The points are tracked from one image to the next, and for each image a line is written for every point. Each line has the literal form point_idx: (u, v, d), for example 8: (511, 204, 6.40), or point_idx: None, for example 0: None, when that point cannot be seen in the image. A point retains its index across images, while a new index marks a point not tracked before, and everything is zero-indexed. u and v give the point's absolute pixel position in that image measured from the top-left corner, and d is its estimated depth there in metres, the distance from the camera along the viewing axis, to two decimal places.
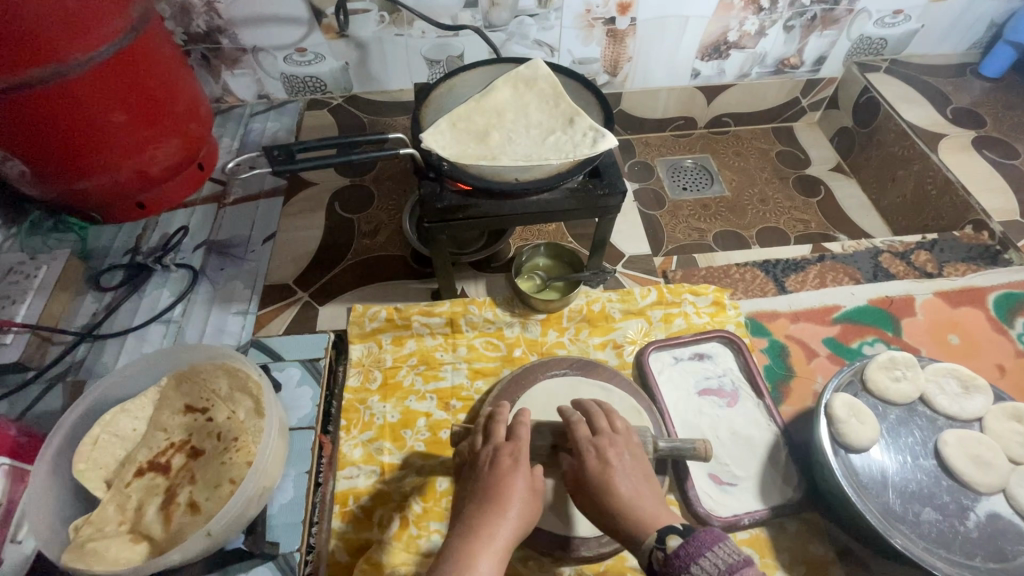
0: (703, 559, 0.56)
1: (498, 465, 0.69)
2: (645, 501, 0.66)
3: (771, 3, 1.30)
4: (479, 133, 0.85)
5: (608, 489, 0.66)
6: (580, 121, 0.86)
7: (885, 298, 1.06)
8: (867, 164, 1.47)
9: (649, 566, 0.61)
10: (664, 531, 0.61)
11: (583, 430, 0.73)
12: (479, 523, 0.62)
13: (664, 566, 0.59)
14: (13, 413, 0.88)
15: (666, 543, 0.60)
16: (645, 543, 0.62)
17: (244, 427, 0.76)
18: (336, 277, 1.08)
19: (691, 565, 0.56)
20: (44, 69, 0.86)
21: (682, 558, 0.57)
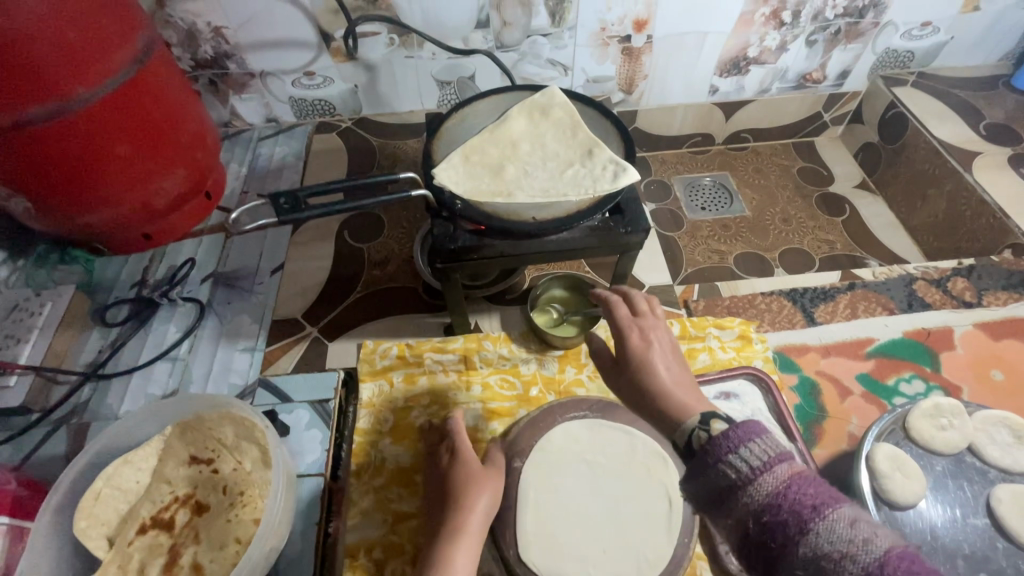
0: (746, 448, 0.47)
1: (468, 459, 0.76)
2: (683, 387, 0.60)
3: (793, 17, 1.25)
4: (494, 167, 0.82)
5: (647, 368, 0.61)
6: (602, 154, 0.82)
7: (922, 330, 1.01)
8: (894, 182, 1.41)
9: (687, 449, 0.53)
10: (706, 416, 0.54)
11: (623, 309, 0.69)
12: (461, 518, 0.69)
13: (705, 448, 0.50)
14: (15, 458, 0.86)
15: (711, 426, 0.52)
16: (685, 426, 0.54)
17: (251, 479, 0.74)
18: (346, 311, 1.05)
19: (731, 451, 0.48)
20: (45, 107, 0.83)
21: (723, 440, 0.49)
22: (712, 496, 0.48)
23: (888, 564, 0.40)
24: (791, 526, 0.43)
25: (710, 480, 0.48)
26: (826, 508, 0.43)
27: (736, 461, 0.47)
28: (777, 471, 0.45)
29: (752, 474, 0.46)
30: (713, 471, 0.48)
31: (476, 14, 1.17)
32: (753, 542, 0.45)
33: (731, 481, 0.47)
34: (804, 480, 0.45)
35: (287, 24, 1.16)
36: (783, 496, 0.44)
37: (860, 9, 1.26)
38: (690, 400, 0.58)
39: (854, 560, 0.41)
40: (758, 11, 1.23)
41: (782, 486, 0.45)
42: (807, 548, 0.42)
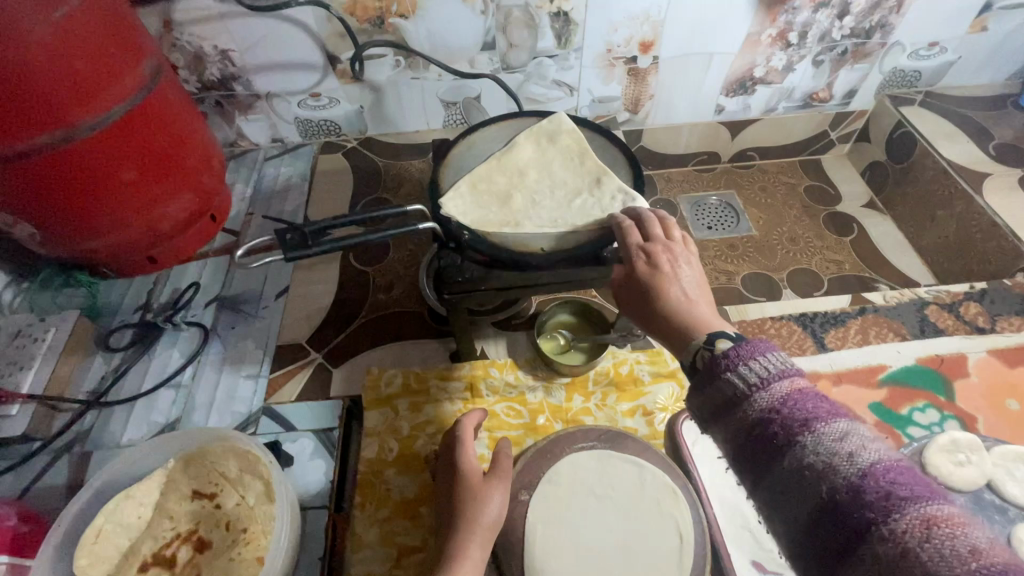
0: (748, 364, 0.47)
1: (469, 473, 0.76)
2: (697, 306, 0.60)
3: (800, 39, 1.25)
4: (501, 196, 0.81)
5: (658, 288, 0.62)
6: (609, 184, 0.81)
7: (935, 357, 0.99)
8: (903, 201, 1.40)
9: (693, 367, 0.53)
10: (714, 335, 0.53)
11: (635, 237, 0.70)
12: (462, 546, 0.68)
13: (708, 364, 0.50)
14: (15, 489, 0.85)
15: (716, 344, 0.52)
16: (692, 344, 0.55)
17: (254, 515, 0.73)
18: (351, 337, 1.04)
19: (733, 367, 0.48)
20: (52, 135, 0.83)
21: (725, 357, 0.49)
22: (711, 409, 0.49)
23: (874, 475, 0.40)
24: (781, 437, 0.43)
25: (710, 394, 0.49)
26: (820, 421, 0.43)
27: (737, 375, 0.47)
28: (775, 387, 0.45)
29: (750, 387, 0.46)
30: (715, 385, 0.49)
31: (483, 36, 1.17)
32: (745, 452, 0.46)
33: (729, 395, 0.47)
34: (802, 394, 0.45)
35: (294, 47, 1.16)
36: (778, 410, 0.44)
37: (867, 30, 1.25)
38: (703, 317, 0.58)
39: (837, 471, 0.41)
40: (765, 32, 1.23)
41: (777, 401, 0.44)
42: (794, 458, 0.43)
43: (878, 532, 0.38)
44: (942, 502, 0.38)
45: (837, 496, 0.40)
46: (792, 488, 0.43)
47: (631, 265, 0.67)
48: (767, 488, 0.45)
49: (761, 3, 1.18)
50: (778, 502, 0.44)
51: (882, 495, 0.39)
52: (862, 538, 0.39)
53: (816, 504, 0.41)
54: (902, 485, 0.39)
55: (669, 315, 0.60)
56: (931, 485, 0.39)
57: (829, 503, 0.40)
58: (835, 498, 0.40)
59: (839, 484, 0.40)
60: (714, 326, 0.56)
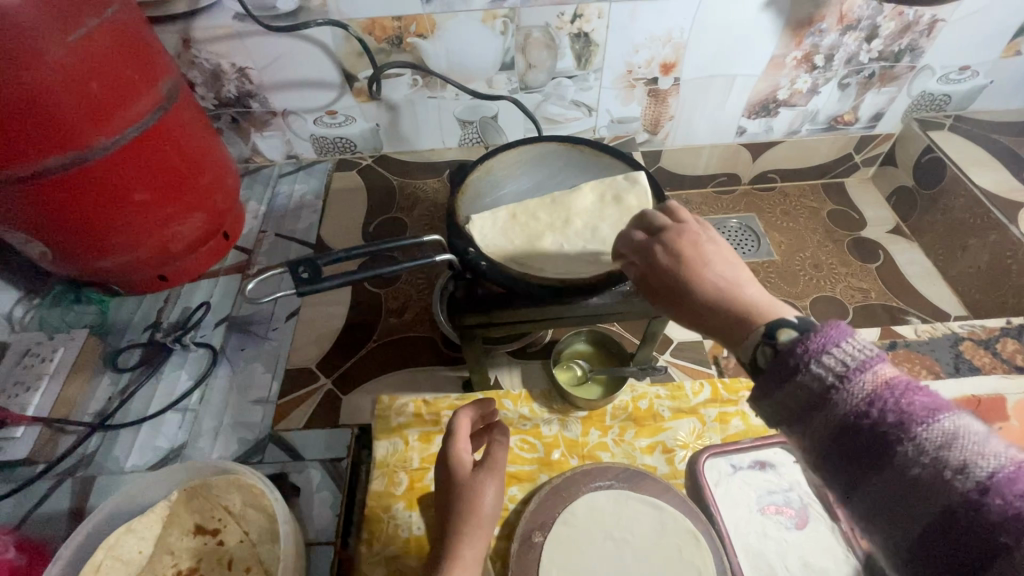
0: (826, 357, 0.40)
1: (458, 465, 0.72)
2: (746, 288, 0.51)
3: (826, 61, 1.22)
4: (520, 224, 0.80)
5: (693, 279, 0.53)
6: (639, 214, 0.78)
7: (971, 397, 0.94)
8: (931, 228, 1.35)
9: (755, 365, 0.46)
10: (772, 326, 0.45)
11: (639, 233, 0.60)
12: (454, 545, 0.66)
13: (776, 362, 0.43)
14: (15, 516, 0.84)
15: (778, 338, 0.44)
16: (750, 340, 0.46)
17: (258, 553, 0.71)
18: (361, 362, 1.02)
19: (808, 362, 0.41)
20: (64, 155, 0.82)
21: (794, 358, 0.41)
22: (787, 412, 0.42)
23: (997, 486, 0.34)
24: (881, 447, 0.38)
25: (783, 397, 0.42)
26: (921, 423, 0.37)
27: (815, 373, 0.40)
28: (866, 385, 0.39)
29: (831, 387, 0.40)
30: (789, 383, 0.42)
31: (502, 56, 1.15)
32: (834, 460, 0.40)
33: (808, 398, 0.40)
34: (898, 392, 0.38)
35: (312, 65, 1.15)
36: (872, 414, 0.38)
37: (896, 53, 1.22)
38: (759, 303, 0.49)
39: (953, 484, 0.35)
40: (790, 54, 1.20)
41: (870, 405, 0.38)
42: (898, 470, 0.37)
43: (1010, 557, 0.33)
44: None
45: (956, 513, 0.35)
46: (899, 502, 0.37)
47: (646, 256, 0.58)
48: (863, 501, 0.39)
49: (787, 25, 1.15)
50: (878, 516, 0.39)
51: (1008, 511, 0.33)
52: (990, 560, 0.34)
53: (931, 520, 0.36)
54: None
55: (718, 305, 0.51)
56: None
57: (946, 521, 0.35)
58: (955, 515, 0.35)
59: (956, 500, 0.35)
60: (773, 312, 0.48)
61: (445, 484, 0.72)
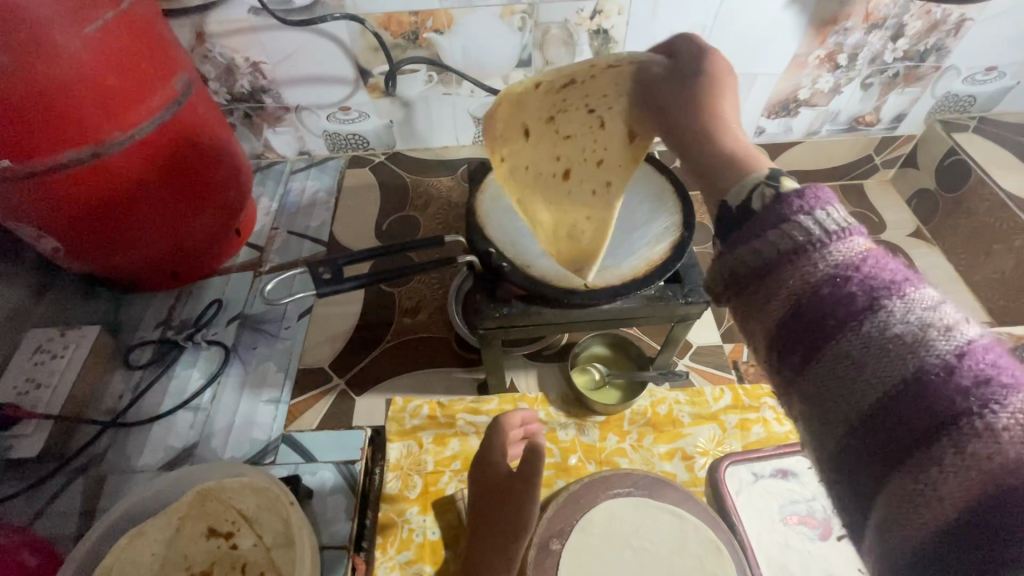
0: (824, 212, 0.37)
1: (495, 470, 0.75)
2: (737, 137, 0.49)
3: (849, 61, 1.19)
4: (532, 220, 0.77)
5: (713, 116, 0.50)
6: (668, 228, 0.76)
7: None
8: (955, 231, 1.31)
9: (742, 212, 0.41)
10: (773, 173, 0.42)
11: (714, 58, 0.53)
12: (477, 550, 0.69)
13: (770, 208, 0.39)
14: (26, 516, 0.83)
15: (781, 181, 0.41)
16: (747, 180, 0.43)
17: (274, 559, 0.69)
18: (375, 363, 1.00)
19: (804, 213, 0.38)
20: (79, 151, 0.81)
21: (797, 202, 0.38)
22: (761, 266, 0.38)
23: (972, 355, 0.32)
24: (859, 303, 0.34)
25: (763, 249, 0.38)
26: (905, 288, 0.35)
27: (804, 225, 0.37)
28: (854, 243, 0.36)
29: (819, 239, 0.37)
30: (773, 234, 0.38)
31: (519, 53, 1.13)
32: (792, 323, 0.37)
33: (792, 247, 0.37)
34: (883, 258, 0.36)
35: (326, 60, 1.13)
36: (858, 270, 0.35)
37: (922, 52, 1.19)
38: (746, 152, 0.46)
39: (930, 346, 0.32)
40: (813, 53, 1.18)
41: (856, 259, 0.36)
42: (873, 327, 0.34)
43: (969, 422, 0.30)
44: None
45: (922, 374, 0.32)
46: (861, 364, 0.34)
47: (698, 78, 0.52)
48: (813, 371, 0.36)
49: (811, 24, 1.12)
50: (836, 384, 0.35)
51: (979, 377, 0.31)
52: (944, 428, 0.31)
53: (892, 385, 0.33)
54: (1004, 367, 0.31)
55: (710, 153, 0.48)
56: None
57: (909, 383, 0.32)
58: (924, 375, 0.32)
59: (927, 360, 0.32)
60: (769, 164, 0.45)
61: (479, 484, 0.76)
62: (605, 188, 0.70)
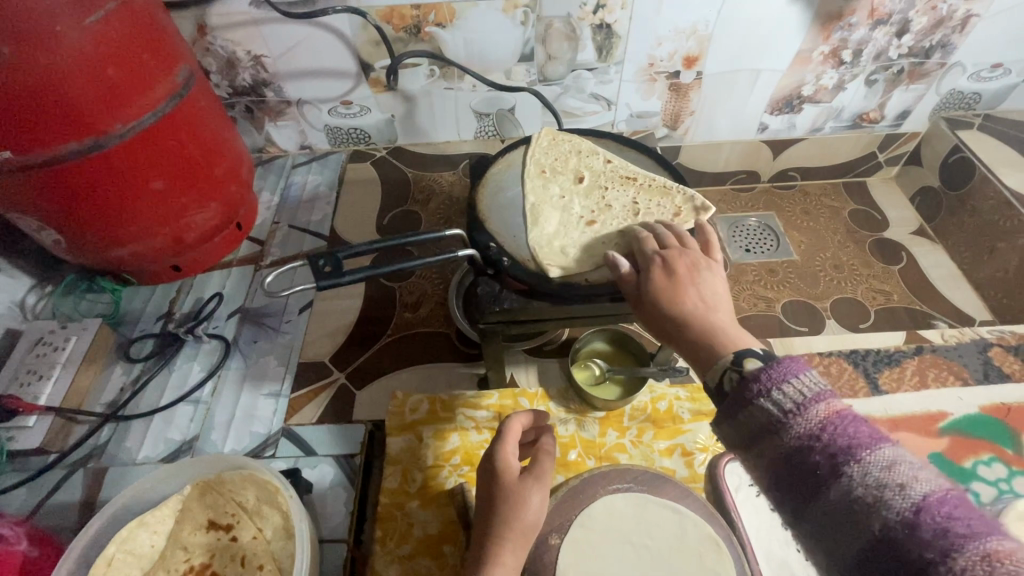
0: (783, 387, 0.44)
1: (506, 470, 0.71)
2: (713, 313, 0.57)
3: (853, 57, 1.18)
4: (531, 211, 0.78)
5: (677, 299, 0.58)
6: (684, 211, 0.77)
7: (1001, 406, 0.97)
8: (957, 230, 1.30)
9: (719, 390, 0.50)
10: (739, 355, 0.49)
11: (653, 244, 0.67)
12: (495, 551, 0.65)
13: (739, 389, 0.47)
14: (28, 506, 0.84)
15: (744, 364, 0.48)
16: (718, 365, 0.51)
17: (272, 551, 0.70)
18: (375, 356, 1.00)
19: (768, 390, 0.44)
20: (81, 142, 0.81)
21: (756, 380, 0.46)
22: (745, 435, 0.46)
23: (928, 508, 0.38)
24: (826, 468, 0.41)
25: (743, 421, 0.46)
26: (865, 449, 0.41)
27: (774, 400, 0.44)
28: (816, 411, 0.43)
29: (788, 414, 0.43)
30: (754, 409, 0.45)
31: (521, 47, 1.12)
32: (783, 482, 0.44)
33: (766, 422, 0.44)
34: (843, 419, 0.42)
35: (327, 54, 1.13)
36: (820, 437, 0.42)
37: (927, 49, 1.18)
38: (722, 328, 0.55)
39: (889, 504, 0.39)
40: (817, 49, 1.17)
41: (819, 428, 0.42)
42: (840, 490, 0.41)
43: (938, 569, 0.36)
44: (997, 535, 0.37)
45: (889, 530, 0.39)
46: (840, 520, 0.41)
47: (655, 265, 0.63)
48: (810, 519, 0.43)
49: (815, 19, 1.11)
50: (826, 534, 0.42)
51: (938, 530, 0.37)
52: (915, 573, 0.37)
53: (870, 537, 0.39)
54: (958, 518, 0.37)
55: (693, 330, 0.56)
56: (977, 516, 0.38)
57: (882, 538, 0.39)
58: (890, 535, 0.38)
59: (891, 518, 0.39)
60: (742, 341, 0.53)
61: (489, 484, 0.71)
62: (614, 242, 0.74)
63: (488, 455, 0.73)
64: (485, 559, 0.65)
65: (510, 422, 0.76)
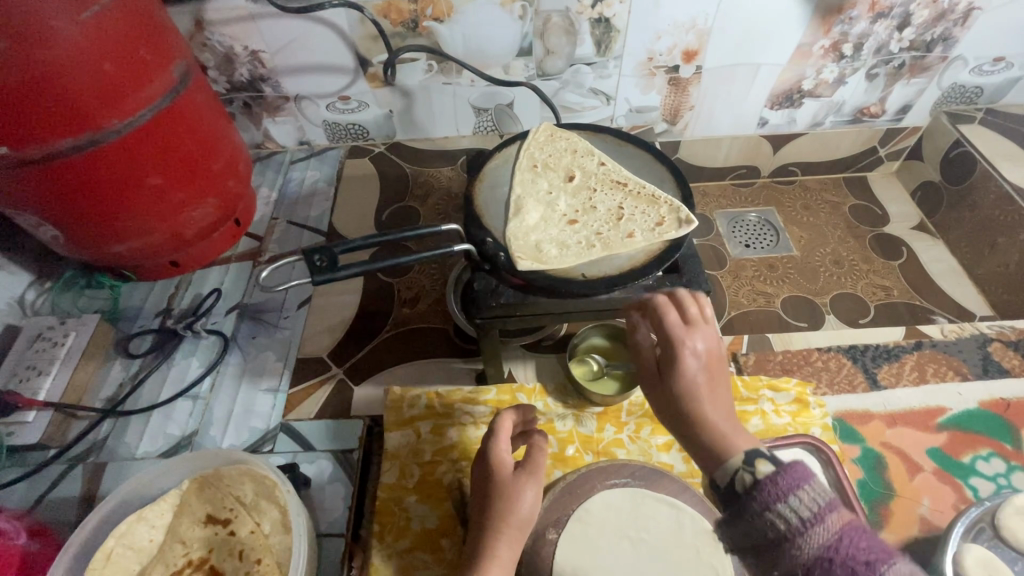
0: (795, 498, 0.45)
1: (499, 465, 0.71)
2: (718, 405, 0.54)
3: (854, 50, 1.17)
4: (517, 206, 0.79)
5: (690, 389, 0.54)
6: (667, 220, 0.76)
7: (1000, 401, 0.97)
8: (958, 225, 1.30)
9: (727, 489, 0.49)
10: (752, 454, 0.49)
11: (672, 313, 0.59)
12: (491, 545, 0.65)
13: (749, 493, 0.47)
14: (28, 501, 0.84)
15: (756, 466, 0.48)
16: (729, 464, 0.49)
17: (270, 544, 0.70)
18: (373, 352, 1.01)
19: (779, 501, 0.45)
20: (79, 138, 0.81)
21: (773, 490, 0.46)
22: (754, 544, 0.47)
23: None
24: None
25: (754, 530, 0.46)
26: (880, 562, 0.42)
27: (784, 513, 0.45)
28: (828, 523, 0.44)
29: (799, 527, 0.44)
30: (763, 522, 0.45)
31: (520, 41, 1.12)
32: None
33: (776, 534, 0.45)
34: (854, 530, 0.44)
35: (325, 49, 1.12)
36: (835, 550, 0.43)
37: (928, 42, 1.17)
38: (727, 426, 0.52)
39: None
40: (817, 43, 1.16)
41: (834, 541, 0.43)
42: None
43: None
44: None
45: None
46: None
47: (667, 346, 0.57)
48: None
49: (816, 12, 1.10)
50: None
51: None
52: None
53: None
54: None
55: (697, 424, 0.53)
56: None
57: None
58: None
59: None
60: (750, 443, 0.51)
61: (484, 480, 0.71)
62: (590, 247, 0.75)
63: (482, 452, 0.73)
64: (481, 553, 0.65)
65: (500, 418, 0.75)
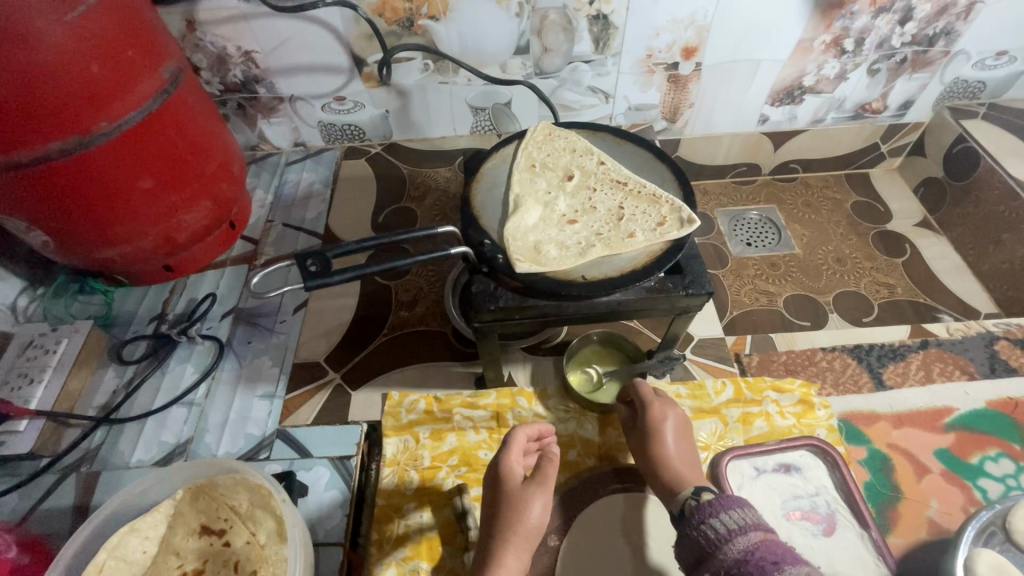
0: (725, 515, 0.62)
1: (509, 476, 0.69)
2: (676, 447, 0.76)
3: (856, 46, 1.16)
4: (514, 207, 0.77)
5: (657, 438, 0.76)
6: (669, 219, 0.75)
7: (1007, 400, 0.95)
8: (962, 221, 1.28)
9: (680, 516, 0.68)
10: (698, 489, 0.69)
11: (646, 387, 0.82)
12: (497, 553, 0.64)
13: (692, 514, 0.66)
14: (20, 511, 0.83)
15: (700, 497, 0.67)
16: (681, 496, 0.70)
17: (265, 554, 0.67)
18: (371, 356, 0.99)
19: (711, 516, 0.63)
20: (66, 141, 0.79)
21: (708, 505, 0.64)
22: (693, 558, 0.62)
23: None
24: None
25: (695, 541, 0.63)
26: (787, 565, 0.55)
27: (714, 524, 0.62)
28: (749, 535, 0.59)
29: (723, 535, 0.60)
30: (696, 533, 0.63)
31: (517, 39, 1.10)
32: None
33: (707, 542, 0.61)
34: (772, 543, 0.57)
35: (319, 49, 1.11)
36: (751, 553, 0.57)
37: (931, 37, 1.15)
38: (685, 473, 0.74)
39: None
40: (818, 38, 1.14)
41: (750, 547, 0.57)
42: None
43: None
44: None
45: None
46: None
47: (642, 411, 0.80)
48: None
49: (817, 8, 1.09)
50: None
51: None
52: None
53: None
54: None
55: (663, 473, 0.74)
56: None
57: None
58: None
59: None
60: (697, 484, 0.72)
61: (493, 490, 0.70)
62: (589, 247, 0.74)
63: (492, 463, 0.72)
64: (488, 561, 0.64)
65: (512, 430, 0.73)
